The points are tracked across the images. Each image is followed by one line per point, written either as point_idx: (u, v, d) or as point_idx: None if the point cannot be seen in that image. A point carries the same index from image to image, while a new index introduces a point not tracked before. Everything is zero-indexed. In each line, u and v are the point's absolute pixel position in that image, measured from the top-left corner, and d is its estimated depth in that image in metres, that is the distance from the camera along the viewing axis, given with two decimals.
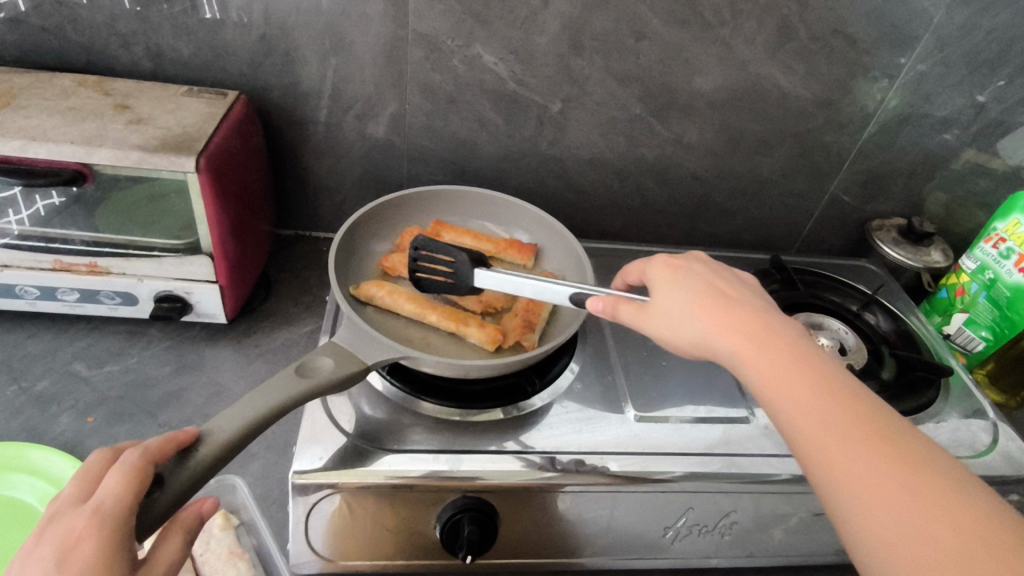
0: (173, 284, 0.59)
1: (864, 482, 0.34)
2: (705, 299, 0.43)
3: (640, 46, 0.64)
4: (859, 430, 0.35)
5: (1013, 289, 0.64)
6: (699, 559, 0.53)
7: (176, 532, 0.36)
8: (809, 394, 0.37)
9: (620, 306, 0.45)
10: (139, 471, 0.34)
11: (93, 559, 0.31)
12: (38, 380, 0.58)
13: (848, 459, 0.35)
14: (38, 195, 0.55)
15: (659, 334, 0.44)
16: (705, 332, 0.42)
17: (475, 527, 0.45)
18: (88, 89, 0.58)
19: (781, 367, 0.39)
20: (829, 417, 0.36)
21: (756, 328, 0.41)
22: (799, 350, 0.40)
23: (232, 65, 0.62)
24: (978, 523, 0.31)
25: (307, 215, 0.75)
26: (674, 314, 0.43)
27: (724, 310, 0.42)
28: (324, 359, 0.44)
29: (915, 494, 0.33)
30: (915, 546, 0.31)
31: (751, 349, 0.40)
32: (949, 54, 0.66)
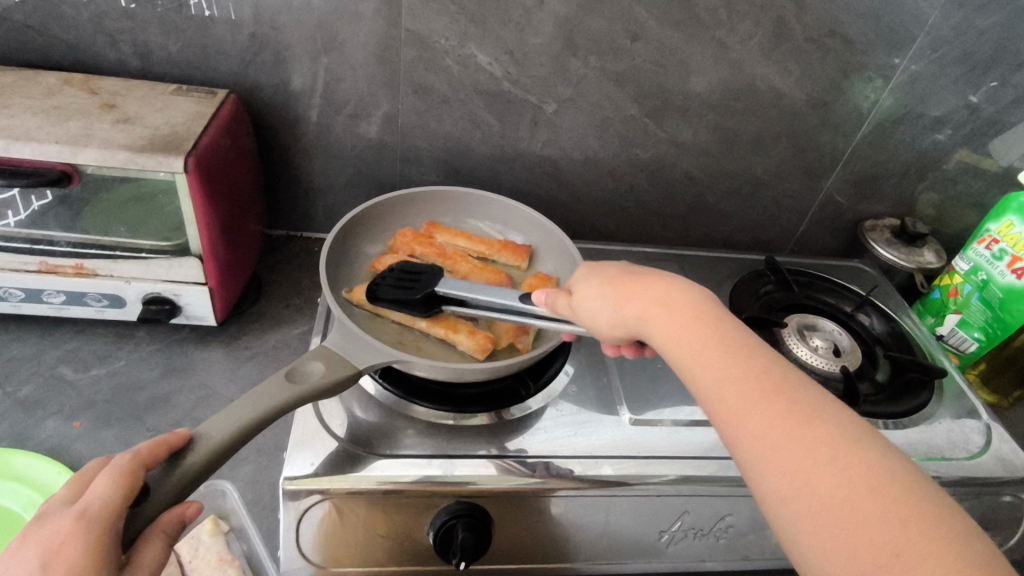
0: (162, 286, 0.58)
1: (767, 443, 0.34)
2: (618, 278, 0.43)
3: (635, 46, 0.63)
4: (762, 392, 0.35)
5: (1006, 289, 0.64)
6: (694, 562, 0.53)
7: (157, 537, 0.35)
8: (718, 359, 0.37)
9: (557, 298, 0.45)
10: (128, 475, 0.34)
11: (77, 564, 0.31)
12: (23, 384, 0.57)
13: (754, 422, 0.34)
14: (33, 196, 0.54)
15: (578, 316, 0.44)
16: (617, 308, 0.41)
17: (469, 533, 0.44)
18: (74, 88, 0.57)
19: (695, 340, 0.38)
20: (735, 381, 0.36)
21: (669, 298, 0.40)
22: (709, 316, 0.39)
23: (221, 64, 0.61)
24: (871, 480, 0.31)
25: (298, 215, 0.75)
26: (590, 295, 0.43)
27: (636, 285, 0.42)
28: (315, 362, 0.43)
29: (815, 454, 0.33)
30: (816, 509, 0.31)
31: (684, 342, 0.38)
32: (943, 55, 0.66)
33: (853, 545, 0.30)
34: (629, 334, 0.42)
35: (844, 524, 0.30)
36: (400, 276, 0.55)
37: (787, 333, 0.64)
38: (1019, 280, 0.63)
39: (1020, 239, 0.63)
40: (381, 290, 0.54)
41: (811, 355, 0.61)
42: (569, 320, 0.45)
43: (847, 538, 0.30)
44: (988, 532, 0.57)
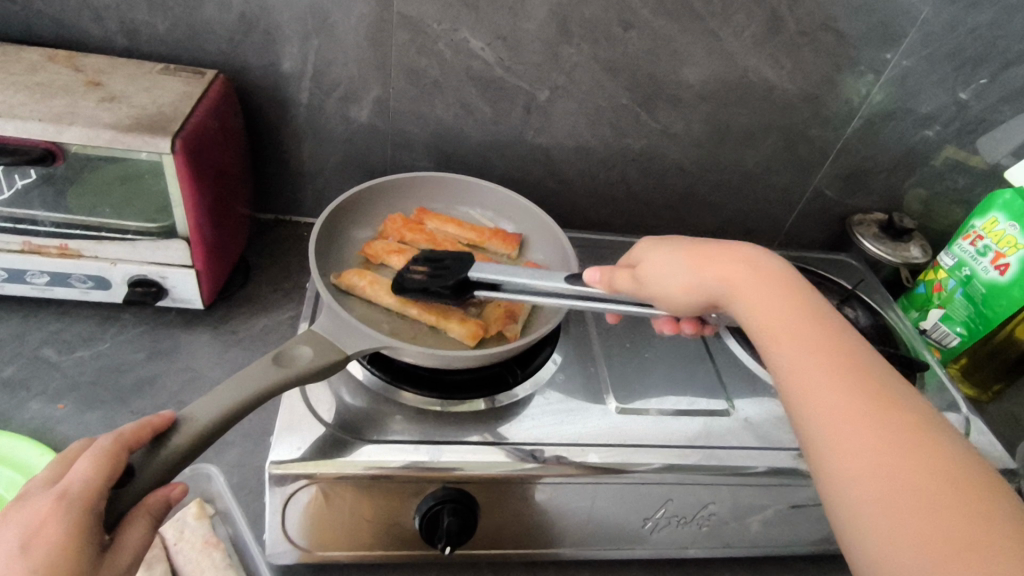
0: (147, 268, 0.57)
1: (841, 421, 0.33)
2: (700, 246, 0.43)
3: (629, 35, 0.63)
4: (842, 368, 0.35)
5: (989, 285, 0.65)
6: (677, 550, 0.53)
7: (142, 517, 0.35)
8: (800, 334, 0.37)
9: (617, 275, 0.46)
10: (110, 457, 0.34)
11: (56, 544, 0.30)
12: (6, 365, 0.56)
13: (831, 398, 0.34)
14: (16, 174, 0.54)
15: (646, 288, 0.44)
16: (695, 278, 0.42)
17: (455, 518, 0.45)
18: (58, 64, 0.56)
19: (776, 308, 0.38)
20: (818, 356, 0.36)
21: (756, 268, 0.40)
22: (796, 293, 0.39)
23: (210, 43, 0.61)
24: (949, 474, 0.30)
25: (287, 200, 0.74)
26: (664, 267, 0.43)
27: (721, 254, 0.42)
28: (304, 348, 0.43)
29: (892, 438, 0.32)
30: (883, 489, 0.31)
31: (765, 309, 0.38)
32: (934, 51, 0.66)
33: (916, 533, 0.29)
34: (704, 302, 0.42)
35: (913, 511, 0.30)
36: (429, 266, 0.54)
37: None
38: (1002, 276, 0.64)
39: (1004, 235, 0.63)
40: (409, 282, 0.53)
41: None
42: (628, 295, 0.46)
43: (915, 524, 0.29)
44: None
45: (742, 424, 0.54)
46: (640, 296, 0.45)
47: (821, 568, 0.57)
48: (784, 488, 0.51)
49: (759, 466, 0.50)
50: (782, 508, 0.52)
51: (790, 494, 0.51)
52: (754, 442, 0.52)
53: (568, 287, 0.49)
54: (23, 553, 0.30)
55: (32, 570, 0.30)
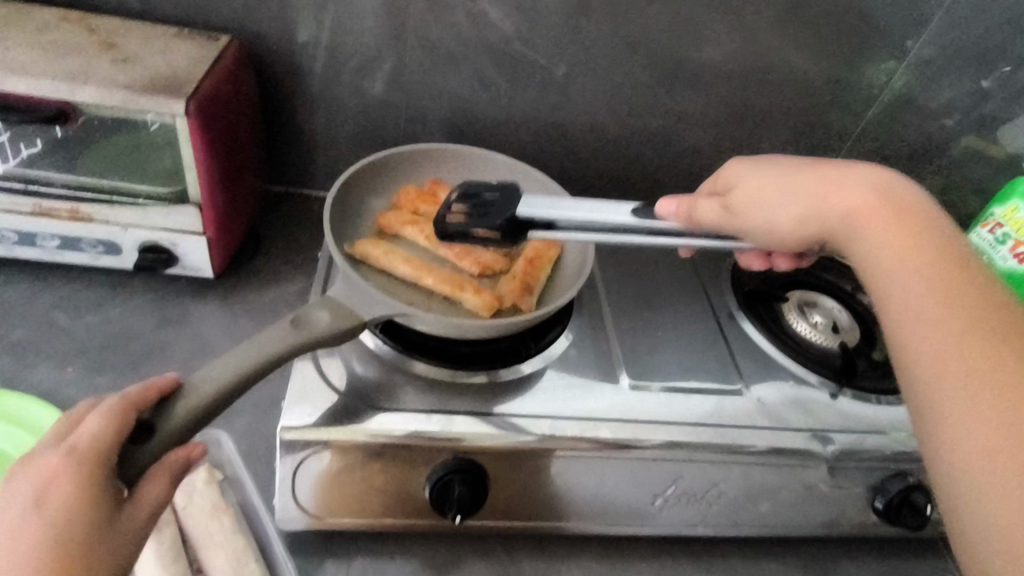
0: (159, 234, 0.57)
1: (956, 352, 0.34)
2: (815, 172, 0.42)
3: (649, 10, 0.62)
4: (962, 305, 0.35)
5: (1006, 273, 0.63)
6: (686, 528, 0.53)
7: (161, 475, 0.34)
8: (922, 264, 0.37)
9: (699, 206, 0.45)
10: (117, 415, 0.33)
11: (69, 498, 0.30)
12: (16, 327, 0.56)
13: (948, 329, 0.34)
14: (21, 143, 0.55)
15: (743, 220, 0.44)
16: (805, 205, 0.41)
17: (465, 488, 0.44)
18: (71, 24, 0.55)
19: (908, 245, 0.38)
20: (937, 289, 0.36)
21: (886, 198, 0.40)
22: (925, 224, 0.39)
23: (225, 8, 0.60)
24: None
25: (299, 172, 0.73)
26: (768, 194, 0.43)
27: (843, 184, 0.41)
28: (322, 312, 0.43)
29: (1008, 373, 0.32)
30: (978, 424, 0.31)
31: (893, 244, 0.38)
32: (958, 34, 0.65)
33: (1019, 464, 0.30)
34: (813, 233, 0.42)
35: (1020, 446, 0.30)
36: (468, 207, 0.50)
37: (788, 308, 0.64)
38: (1021, 265, 0.62)
39: None
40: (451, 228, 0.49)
41: (810, 330, 0.62)
42: (711, 227, 0.46)
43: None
44: None
45: (755, 405, 0.53)
46: (727, 227, 0.45)
47: (827, 552, 0.57)
48: (795, 469, 0.50)
49: (768, 446, 0.49)
50: (793, 489, 0.52)
51: (802, 476, 0.51)
52: (767, 423, 0.51)
53: (638, 221, 0.47)
54: (36, 508, 0.30)
55: (48, 524, 0.30)
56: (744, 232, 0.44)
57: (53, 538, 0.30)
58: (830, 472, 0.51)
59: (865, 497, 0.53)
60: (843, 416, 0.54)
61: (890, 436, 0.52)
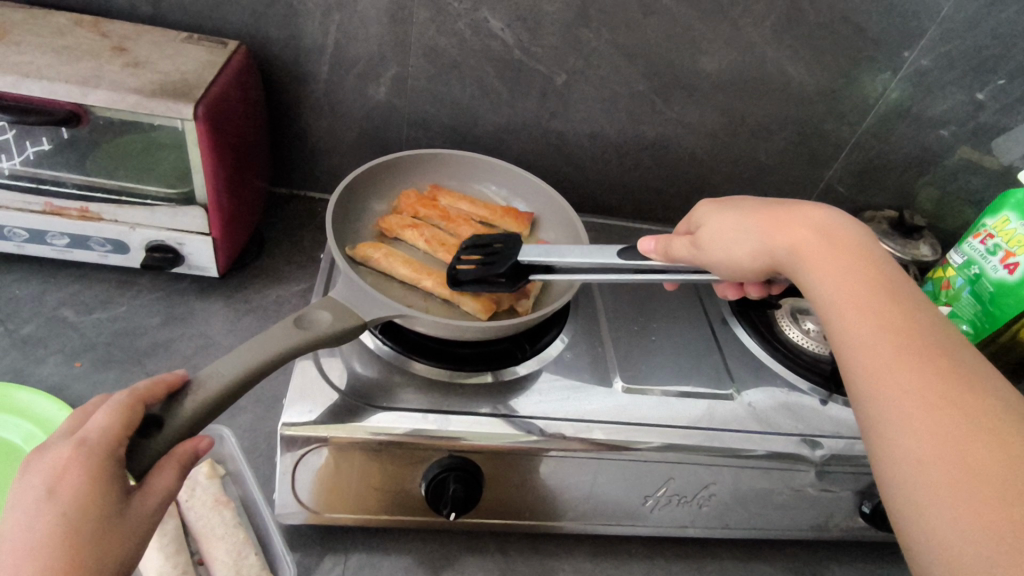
0: (165, 234, 0.59)
1: (890, 369, 0.34)
2: (765, 211, 0.44)
3: (649, 21, 0.63)
4: (897, 329, 0.35)
5: (997, 284, 0.64)
6: (676, 529, 0.53)
7: (171, 466, 0.35)
8: (860, 295, 0.37)
9: (674, 243, 0.47)
10: (127, 409, 0.34)
11: (81, 488, 0.31)
12: (25, 323, 0.58)
13: (883, 349, 0.35)
14: (28, 140, 0.55)
15: (707, 254, 0.45)
16: (762, 240, 0.43)
17: (460, 485, 0.46)
18: (84, 29, 0.56)
19: (844, 273, 0.39)
20: (872, 310, 0.37)
21: (826, 230, 0.41)
22: (862, 253, 0.40)
23: (233, 15, 0.61)
24: (990, 421, 0.31)
25: (303, 175, 0.75)
26: (728, 233, 0.44)
27: (792, 221, 0.42)
28: (324, 313, 0.44)
29: (939, 388, 0.32)
30: (919, 442, 0.31)
31: (832, 274, 0.39)
32: (952, 48, 0.66)
33: (952, 476, 0.30)
34: (768, 267, 0.43)
35: (957, 464, 0.30)
36: (476, 252, 0.53)
37: (781, 315, 0.65)
38: (1010, 275, 0.63)
39: (1014, 234, 0.63)
40: (460, 272, 0.52)
41: (803, 338, 0.63)
42: (685, 263, 0.47)
43: (955, 468, 0.30)
44: None
45: (746, 409, 0.54)
46: (697, 263, 0.46)
47: (815, 555, 0.58)
48: (785, 473, 0.51)
49: (759, 450, 0.50)
50: (783, 493, 0.53)
51: (791, 479, 0.52)
52: (758, 427, 0.53)
53: (621, 262, 0.48)
54: (49, 497, 0.30)
55: (60, 512, 0.30)
56: (710, 266, 0.45)
57: (65, 526, 0.30)
58: (819, 477, 0.52)
59: (853, 502, 0.54)
60: (833, 421, 0.55)
61: None
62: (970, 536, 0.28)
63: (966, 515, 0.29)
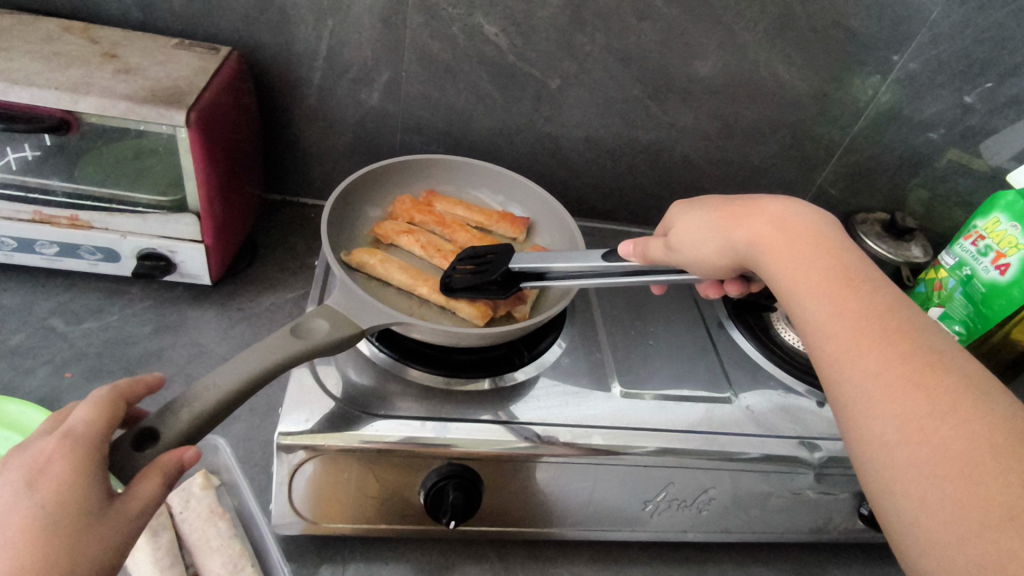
0: (157, 242, 0.58)
1: (849, 351, 0.34)
2: (725, 206, 0.43)
3: (642, 25, 0.64)
4: (857, 313, 0.35)
5: (989, 285, 0.64)
6: (676, 533, 0.53)
7: (156, 472, 0.32)
8: (820, 282, 0.37)
9: (650, 245, 0.46)
10: (109, 403, 0.33)
11: (65, 482, 0.29)
12: (13, 333, 0.57)
13: (844, 334, 0.35)
14: (8, 147, 0.54)
15: (677, 254, 0.45)
16: (727, 239, 0.42)
17: (459, 493, 0.45)
18: (73, 35, 0.56)
19: (806, 262, 0.38)
20: (831, 293, 0.36)
21: (782, 219, 0.41)
22: (819, 239, 0.39)
23: (225, 21, 0.61)
24: (953, 398, 0.31)
25: (296, 181, 0.74)
26: (696, 234, 0.44)
27: (750, 214, 0.42)
28: (320, 321, 0.44)
29: (900, 368, 0.33)
30: (885, 428, 0.32)
31: (793, 264, 0.39)
32: (941, 52, 0.67)
33: (921, 456, 0.30)
34: (735, 263, 0.43)
35: (923, 444, 0.30)
36: (473, 261, 0.54)
37: (777, 317, 0.65)
38: (1002, 276, 0.63)
39: (1005, 235, 0.63)
40: (456, 282, 0.54)
41: (798, 339, 0.63)
42: (664, 266, 0.46)
43: (922, 452, 0.30)
44: None
45: (744, 412, 0.54)
46: (674, 265, 0.45)
47: (814, 557, 0.58)
48: (784, 476, 0.51)
49: (755, 453, 0.50)
50: (783, 496, 0.53)
51: (791, 482, 0.52)
52: (756, 430, 0.53)
53: (600, 265, 0.48)
54: (29, 491, 0.29)
55: (39, 505, 0.28)
56: (685, 266, 0.45)
57: (43, 521, 0.28)
58: (818, 479, 0.52)
59: (852, 503, 0.54)
60: (830, 423, 0.55)
61: None
62: (942, 516, 0.29)
63: (938, 495, 0.29)
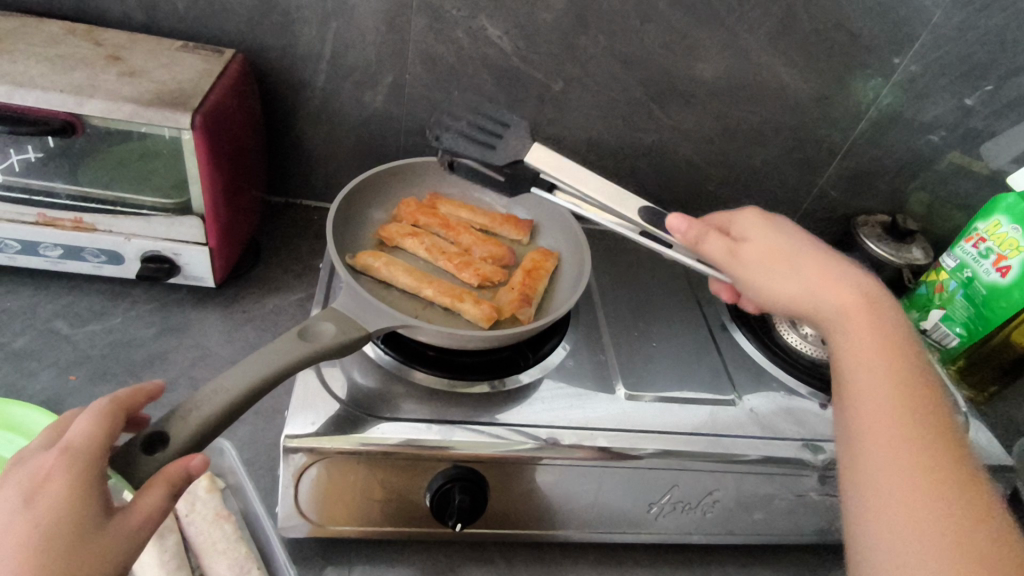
0: (161, 245, 0.58)
1: (880, 405, 0.36)
2: (806, 250, 0.45)
3: (645, 28, 0.64)
4: (896, 377, 0.37)
5: (990, 287, 0.65)
6: (680, 536, 0.53)
7: (159, 482, 0.32)
8: (872, 345, 0.39)
9: (711, 237, 0.47)
10: (108, 413, 0.33)
11: (61, 497, 0.29)
12: (17, 336, 0.57)
13: (878, 391, 0.36)
14: (12, 148, 0.54)
15: (738, 267, 0.46)
16: (803, 275, 0.43)
17: (466, 496, 0.45)
18: (77, 38, 0.56)
19: (863, 325, 0.40)
20: (877, 356, 0.38)
21: (858, 285, 0.42)
22: (882, 311, 0.41)
23: (229, 23, 0.61)
24: (959, 476, 0.33)
25: (299, 183, 0.74)
26: (772, 260, 0.45)
27: (831, 270, 0.43)
28: (327, 324, 0.44)
29: (922, 435, 0.34)
30: (887, 480, 0.33)
31: (849, 321, 0.40)
32: (942, 55, 0.67)
33: (914, 515, 0.32)
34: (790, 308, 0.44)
35: (921, 505, 0.32)
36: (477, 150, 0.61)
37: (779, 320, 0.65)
38: (1003, 278, 0.64)
39: (1006, 238, 0.63)
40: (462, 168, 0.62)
41: (801, 341, 0.63)
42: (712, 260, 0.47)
43: (917, 512, 0.32)
44: None
45: (748, 415, 0.55)
46: (726, 266, 0.47)
47: (817, 559, 0.58)
48: (788, 478, 0.51)
49: (757, 454, 0.50)
50: (787, 498, 0.53)
51: (795, 484, 0.52)
52: (760, 432, 0.53)
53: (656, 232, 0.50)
54: (26, 507, 0.29)
55: (35, 521, 0.28)
56: (737, 273, 0.46)
57: (40, 537, 0.28)
58: (822, 482, 0.52)
59: None
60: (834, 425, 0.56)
61: None
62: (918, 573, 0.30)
63: (920, 553, 0.31)
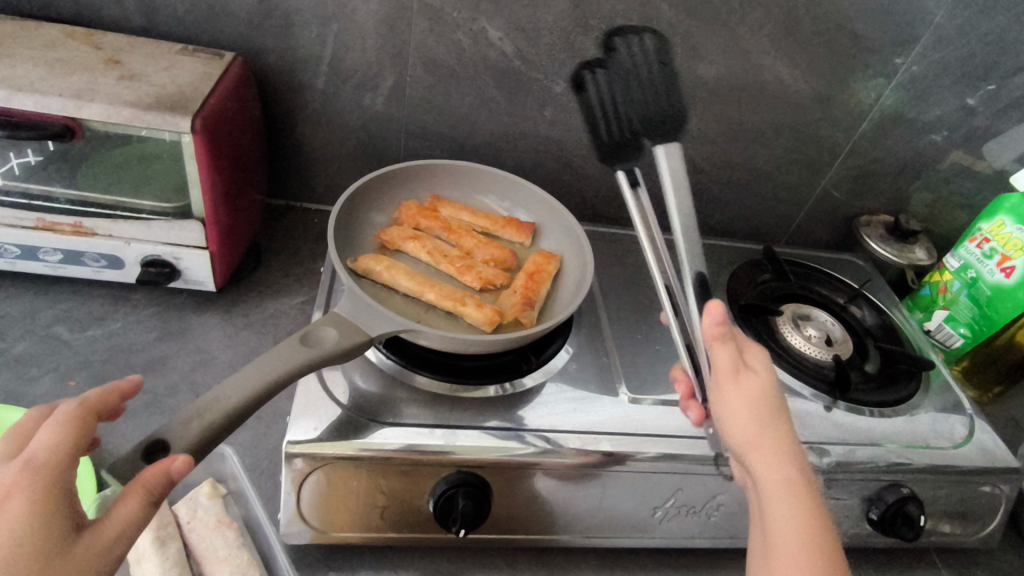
0: (161, 249, 0.58)
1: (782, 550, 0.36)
2: (755, 377, 0.42)
3: (647, 30, 0.64)
4: (798, 514, 0.37)
5: (994, 288, 0.64)
6: (685, 540, 0.53)
7: (135, 493, 0.31)
8: (777, 477, 0.38)
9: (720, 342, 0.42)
10: (74, 423, 0.32)
11: (24, 518, 0.28)
12: (16, 341, 0.56)
13: (781, 532, 0.37)
14: (11, 152, 0.53)
15: (724, 385, 0.41)
16: (777, 438, 0.40)
17: (470, 501, 0.45)
18: (77, 41, 0.55)
19: (775, 455, 0.39)
20: (781, 490, 0.38)
21: (772, 407, 0.41)
22: (786, 432, 0.40)
23: (229, 26, 0.61)
24: None
25: (299, 186, 0.74)
26: (757, 404, 0.41)
27: (765, 401, 0.41)
28: (329, 329, 0.43)
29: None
30: None
31: (761, 451, 0.39)
32: (944, 55, 0.67)
33: None
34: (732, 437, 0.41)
35: None
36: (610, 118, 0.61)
37: (782, 321, 0.65)
38: (1007, 278, 0.63)
39: (1010, 238, 0.63)
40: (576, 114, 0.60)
41: (805, 343, 0.63)
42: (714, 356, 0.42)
43: None
44: (965, 522, 0.56)
45: None
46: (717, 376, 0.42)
47: None
48: None
49: None
50: None
51: None
52: None
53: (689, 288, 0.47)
54: None
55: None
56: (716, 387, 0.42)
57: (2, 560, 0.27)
58: (826, 485, 0.52)
59: (861, 508, 0.54)
60: (837, 427, 0.55)
61: (876, 448, 0.54)
62: None
63: None
